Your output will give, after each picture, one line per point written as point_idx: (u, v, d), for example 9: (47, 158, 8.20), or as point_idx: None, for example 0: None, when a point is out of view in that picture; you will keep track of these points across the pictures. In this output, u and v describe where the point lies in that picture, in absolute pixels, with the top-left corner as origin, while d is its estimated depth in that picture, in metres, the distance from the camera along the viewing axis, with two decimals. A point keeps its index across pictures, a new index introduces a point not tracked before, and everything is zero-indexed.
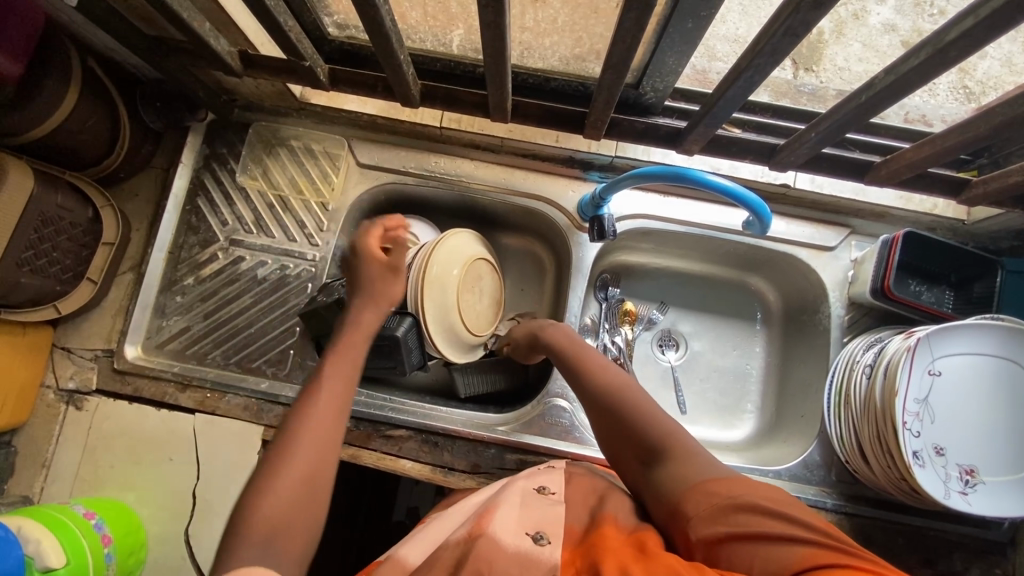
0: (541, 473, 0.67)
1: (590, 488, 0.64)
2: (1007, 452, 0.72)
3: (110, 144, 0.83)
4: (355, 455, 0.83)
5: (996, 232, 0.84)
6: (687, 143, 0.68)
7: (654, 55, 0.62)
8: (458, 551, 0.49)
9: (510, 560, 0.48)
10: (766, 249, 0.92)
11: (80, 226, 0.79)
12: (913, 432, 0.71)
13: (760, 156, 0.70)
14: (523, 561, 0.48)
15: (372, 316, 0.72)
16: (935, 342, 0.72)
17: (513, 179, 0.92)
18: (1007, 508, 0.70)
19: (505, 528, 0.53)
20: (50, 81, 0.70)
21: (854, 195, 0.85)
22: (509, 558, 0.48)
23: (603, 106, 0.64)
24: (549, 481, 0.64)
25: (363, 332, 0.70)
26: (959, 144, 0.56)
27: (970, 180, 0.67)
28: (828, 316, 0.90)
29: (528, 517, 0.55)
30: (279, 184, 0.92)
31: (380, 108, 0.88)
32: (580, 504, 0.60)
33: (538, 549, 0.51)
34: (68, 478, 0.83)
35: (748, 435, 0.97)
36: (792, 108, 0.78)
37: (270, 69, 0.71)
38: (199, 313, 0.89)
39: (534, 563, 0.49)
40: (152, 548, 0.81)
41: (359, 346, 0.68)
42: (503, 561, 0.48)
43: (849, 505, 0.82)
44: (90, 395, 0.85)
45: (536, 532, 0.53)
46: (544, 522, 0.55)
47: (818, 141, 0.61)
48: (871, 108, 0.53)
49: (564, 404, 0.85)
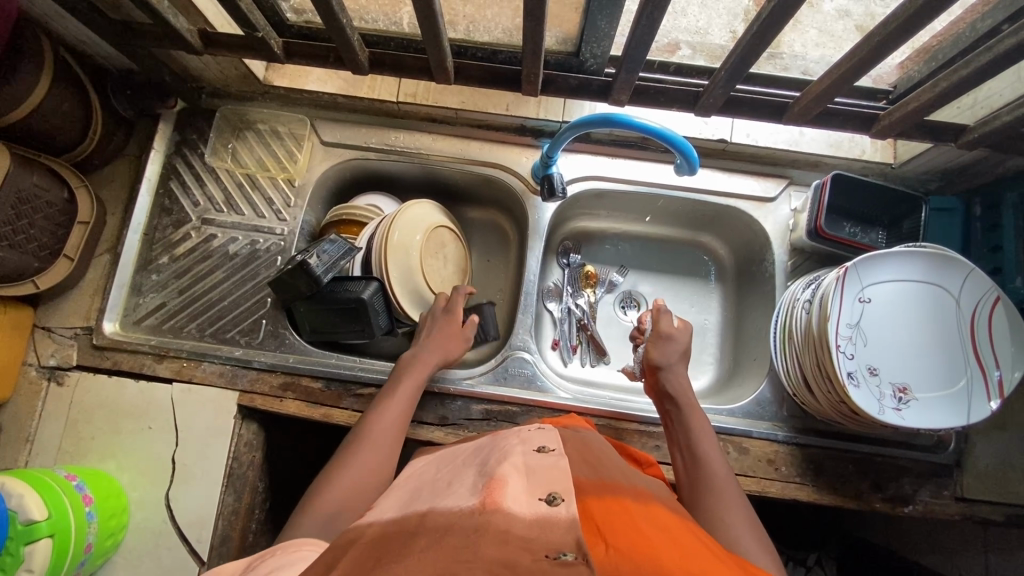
0: (534, 434, 0.64)
1: (583, 449, 0.63)
2: (938, 369, 0.77)
3: (83, 130, 0.87)
4: (328, 414, 0.87)
5: (924, 173, 0.90)
6: (615, 93, 0.77)
7: (587, 20, 0.67)
8: (474, 518, 0.46)
9: (527, 524, 0.45)
10: (711, 204, 0.97)
11: (56, 206, 0.83)
12: (847, 354, 0.76)
13: (686, 104, 0.79)
14: (542, 524, 0.45)
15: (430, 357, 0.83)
16: (863, 271, 0.77)
17: (470, 150, 0.97)
18: (939, 421, 0.75)
19: (516, 497, 0.49)
20: (24, 66, 0.74)
21: (788, 145, 0.91)
22: (527, 524, 0.45)
23: (534, 56, 0.70)
24: (545, 441, 0.62)
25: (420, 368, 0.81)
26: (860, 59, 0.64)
27: (879, 114, 0.76)
28: (772, 263, 0.95)
29: (534, 481, 0.53)
30: (247, 164, 0.97)
31: (339, 88, 0.93)
32: (583, 465, 0.59)
33: (555, 510, 0.48)
34: (51, 450, 0.86)
35: (708, 384, 1.02)
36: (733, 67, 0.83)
37: (229, 46, 0.77)
38: (174, 290, 0.93)
39: (554, 524, 0.45)
40: (134, 512, 0.84)
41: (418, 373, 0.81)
42: (522, 526, 0.44)
43: (800, 436, 0.86)
44: (70, 371, 0.88)
45: (548, 495, 0.50)
46: (554, 483, 0.52)
47: (730, 78, 0.70)
48: (778, 19, 0.60)
49: (526, 355, 0.92)
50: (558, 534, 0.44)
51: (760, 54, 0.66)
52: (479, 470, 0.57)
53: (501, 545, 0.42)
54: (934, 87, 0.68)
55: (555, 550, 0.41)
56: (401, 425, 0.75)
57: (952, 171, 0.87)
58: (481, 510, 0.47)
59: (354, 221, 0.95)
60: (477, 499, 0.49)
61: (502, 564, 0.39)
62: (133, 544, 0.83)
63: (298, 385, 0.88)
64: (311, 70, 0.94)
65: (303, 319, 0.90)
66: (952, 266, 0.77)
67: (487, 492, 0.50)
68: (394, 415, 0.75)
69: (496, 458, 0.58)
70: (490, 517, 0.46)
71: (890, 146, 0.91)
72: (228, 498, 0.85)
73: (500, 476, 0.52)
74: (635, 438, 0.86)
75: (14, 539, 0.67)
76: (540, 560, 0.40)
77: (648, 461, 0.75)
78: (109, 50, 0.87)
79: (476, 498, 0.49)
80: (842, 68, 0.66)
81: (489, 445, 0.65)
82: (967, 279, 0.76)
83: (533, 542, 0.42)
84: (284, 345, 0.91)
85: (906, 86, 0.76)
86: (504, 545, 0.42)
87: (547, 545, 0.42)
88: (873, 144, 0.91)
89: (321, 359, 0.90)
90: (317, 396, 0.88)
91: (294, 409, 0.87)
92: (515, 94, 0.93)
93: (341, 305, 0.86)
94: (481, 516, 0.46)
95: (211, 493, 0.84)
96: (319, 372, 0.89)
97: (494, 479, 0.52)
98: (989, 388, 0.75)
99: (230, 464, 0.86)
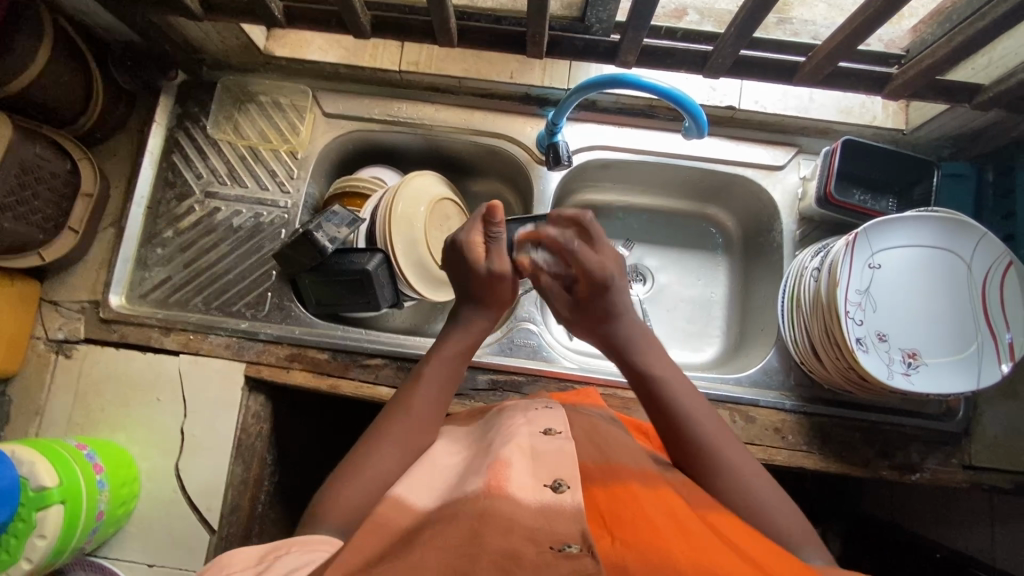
0: (539, 413, 0.61)
1: (591, 427, 0.63)
2: (948, 334, 0.76)
3: (84, 103, 0.87)
4: (334, 384, 0.87)
5: (936, 139, 0.88)
6: (622, 54, 0.75)
7: None
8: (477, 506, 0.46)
9: (532, 514, 0.45)
10: (719, 173, 0.95)
11: (59, 177, 0.83)
12: (856, 320, 0.75)
13: (694, 65, 0.78)
14: (548, 512, 0.46)
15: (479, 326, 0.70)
16: (873, 236, 0.76)
17: (473, 120, 0.95)
18: (949, 385, 0.74)
19: (521, 483, 0.48)
20: (23, 33, 0.73)
21: (797, 112, 0.89)
22: (532, 513, 0.45)
23: (539, 16, 0.69)
24: (551, 421, 0.59)
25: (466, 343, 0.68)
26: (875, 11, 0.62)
27: (891, 74, 0.75)
28: (780, 233, 0.94)
29: (540, 464, 0.51)
30: (249, 136, 0.96)
31: (341, 56, 0.92)
32: (588, 446, 0.58)
33: (560, 498, 0.47)
34: (61, 422, 0.86)
35: (715, 356, 1.01)
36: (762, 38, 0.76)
37: (230, 11, 0.76)
38: (180, 263, 0.93)
39: (560, 513, 0.46)
40: (145, 482, 0.85)
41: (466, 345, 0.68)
42: (526, 516, 0.45)
43: (808, 405, 0.86)
44: (78, 344, 0.89)
45: (553, 480, 0.49)
46: (560, 466, 0.51)
47: (737, 39, 0.69)
48: None
49: (532, 327, 0.91)
50: (563, 525, 0.44)
51: (769, 12, 0.65)
52: (484, 450, 0.56)
53: (505, 535, 0.42)
54: (949, 43, 0.66)
55: (559, 542, 0.42)
56: (440, 405, 0.65)
57: (965, 137, 0.86)
58: (487, 494, 0.47)
59: (358, 194, 0.95)
60: (482, 481, 0.49)
61: (505, 557, 0.40)
62: (144, 513, 0.84)
63: (305, 356, 0.88)
64: (313, 38, 0.93)
65: (309, 291, 0.90)
66: (963, 231, 0.76)
67: (492, 474, 0.49)
68: (433, 395, 0.64)
69: (500, 440, 0.56)
70: (494, 501, 0.46)
71: (901, 110, 0.90)
72: (237, 468, 0.85)
73: (504, 458, 0.51)
74: (642, 407, 0.86)
75: (26, 506, 0.68)
76: (545, 552, 0.41)
77: (652, 434, 0.74)
78: (108, 20, 0.86)
79: (481, 481, 0.49)
80: (855, 23, 0.65)
81: (495, 420, 0.64)
82: (979, 244, 0.76)
83: (537, 533, 0.43)
84: (289, 318, 0.91)
85: (919, 50, 0.73)
86: (508, 535, 0.42)
87: (552, 535, 0.43)
88: (884, 110, 0.90)
89: (327, 331, 0.90)
90: (324, 367, 0.88)
91: (301, 379, 0.87)
92: (519, 61, 0.93)
93: (346, 277, 0.86)
94: (484, 501, 0.46)
95: (221, 463, 0.85)
96: (325, 343, 0.89)
97: (497, 460, 0.51)
98: (1000, 351, 0.74)
99: (238, 435, 0.86)
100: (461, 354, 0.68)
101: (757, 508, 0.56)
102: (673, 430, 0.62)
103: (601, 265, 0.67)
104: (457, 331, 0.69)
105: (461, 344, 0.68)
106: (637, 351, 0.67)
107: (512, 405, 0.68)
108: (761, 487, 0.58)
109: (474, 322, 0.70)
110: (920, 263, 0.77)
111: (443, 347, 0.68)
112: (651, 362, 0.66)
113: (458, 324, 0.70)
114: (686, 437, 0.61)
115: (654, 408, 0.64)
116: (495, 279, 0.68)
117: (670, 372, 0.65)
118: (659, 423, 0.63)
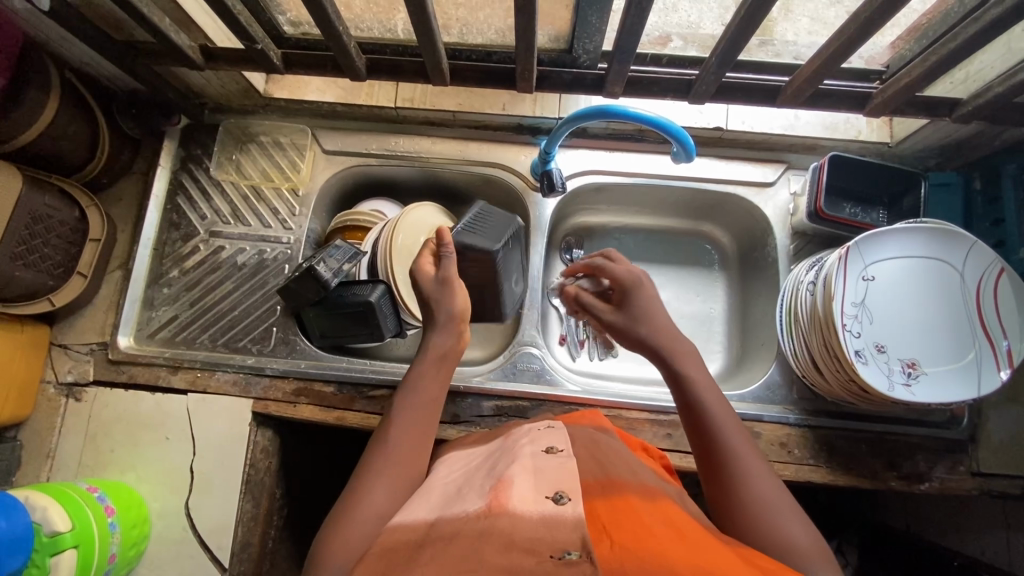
0: (543, 433, 0.64)
1: (592, 444, 0.63)
2: (946, 343, 0.77)
3: (91, 151, 0.89)
4: (341, 417, 0.88)
5: (922, 151, 0.90)
6: (609, 85, 0.78)
7: (579, 16, 0.68)
8: (480, 522, 0.47)
9: (534, 525, 0.46)
10: (711, 191, 0.97)
11: (68, 224, 0.85)
12: (854, 333, 0.76)
13: (680, 92, 0.81)
14: (549, 523, 0.46)
15: (448, 342, 0.70)
16: (865, 250, 0.77)
17: (468, 151, 0.98)
18: (950, 394, 0.74)
19: (523, 495, 0.50)
20: (33, 89, 0.76)
21: (784, 130, 0.92)
22: (534, 524, 0.46)
23: (526, 54, 0.71)
24: (554, 440, 0.60)
25: (439, 361, 0.69)
26: (852, 35, 0.65)
27: (871, 93, 0.77)
28: (774, 248, 0.96)
29: (541, 478, 0.53)
30: (251, 175, 0.99)
31: (338, 96, 0.95)
32: (589, 461, 0.58)
33: (561, 509, 0.48)
34: (71, 464, 0.87)
35: (717, 372, 1.02)
36: (743, 61, 0.80)
37: (228, 60, 0.79)
38: (186, 302, 0.95)
39: (561, 523, 0.46)
40: (155, 522, 0.85)
41: (438, 362, 0.69)
42: (528, 527, 0.46)
43: (812, 418, 0.87)
44: (87, 386, 0.90)
45: (555, 493, 0.50)
46: (562, 481, 0.52)
47: (720, 66, 0.72)
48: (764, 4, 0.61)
49: (534, 351, 0.93)
50: (564, 533, 0.45)
51: (749, 40, 0.67)
52: (488, 472, 0.57)
53: (506, 552, 0.43)
54: (924, 62, 0.69)
55: (559, 549, 0.43)
56: (424, 425, 0.65)
57: (950, 147, 0.88)
58: (487, 514, 0.48)
59: (359, 227, 0.97)
60: (484, 501, 0.50)
61: (504, 570, 0.42)
62: (155, 553, 0.84)
63: (311, 390, 0.89)
64: (310, 80, 0.96)
65: (314, 326, 0.92)
66: (954, 240, 0.77)
67: (493, 492, 0.51)
68: (423, 409, 0.65)
69: (505, 461, 0.58)
70: (494, 520, 0.47)
71: (885, 125, 0.92)
72: (246, 504, 0.86)
73: (508, 476, 0.53)
74: (646, 427, 0.87)
75: (41, 551, 0.68)
76: (545, 561, 0.42)
77: (655, 453, 0.75)
78: (112, 71, 0.89)
79: (482, 501, 0.50)
80: (832, 47, 0.67)
81: (502, 446, 0.64)
82: (971, 252, 0.77)
83: (538, 544, 0.44)
84: (294, 352, 0.93)
85: (899, 66, 0.76)
86: (510, 550, 0.43)
87: (552, 545, 0.44)
88: (869, 125, 0.92)
89: (332, 364, 0.92)
90: (330, 400, 0.89)
91: (308, 414, 0.88)
92: (511, 94, 0.95)
93: (349, 310, 0.88)
94: (487, 520, 0.47)
95: (230, 500, 0.85)
96: (331, 376, 0.90)
97: (501, 481, 0.52)
98: (999, 358, 0.75)
99: (247, 471, 0.87)
100: (446, 364, 0.70)
101: (775, 527, 0.54)
102: (704, 437, 0.61)
103: (627, 273, 0.72)
104: (427, 347, 0.70)
105: (435, 366, 0.68)
106: (677, 356, 0.66)
107: (515, 430, 0.70)
108: (781, 506, 0.56)
109: (440, 341, 0.70)
110: (913, 273, 0.79)
111: (423, 357, 0.69)
112: (686, 371, 0.65)
113: (428, 342, 0.71)
114: (716, 446, 0.60)
115: (688, 413, 0.63)
116: (439, 292, 0.72)
117: (703, 382, 0.64)
118: (692, 430, 0.62)
